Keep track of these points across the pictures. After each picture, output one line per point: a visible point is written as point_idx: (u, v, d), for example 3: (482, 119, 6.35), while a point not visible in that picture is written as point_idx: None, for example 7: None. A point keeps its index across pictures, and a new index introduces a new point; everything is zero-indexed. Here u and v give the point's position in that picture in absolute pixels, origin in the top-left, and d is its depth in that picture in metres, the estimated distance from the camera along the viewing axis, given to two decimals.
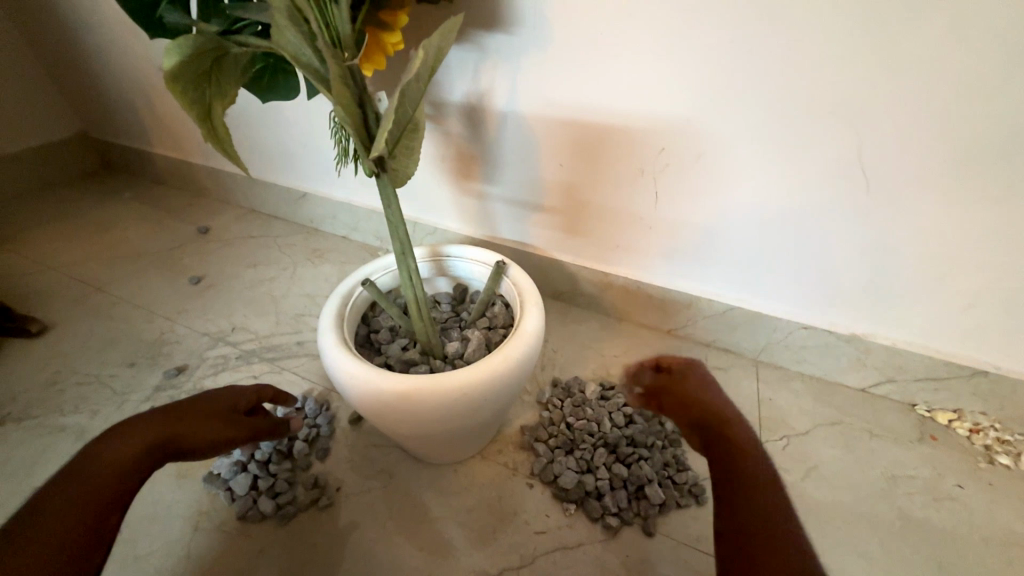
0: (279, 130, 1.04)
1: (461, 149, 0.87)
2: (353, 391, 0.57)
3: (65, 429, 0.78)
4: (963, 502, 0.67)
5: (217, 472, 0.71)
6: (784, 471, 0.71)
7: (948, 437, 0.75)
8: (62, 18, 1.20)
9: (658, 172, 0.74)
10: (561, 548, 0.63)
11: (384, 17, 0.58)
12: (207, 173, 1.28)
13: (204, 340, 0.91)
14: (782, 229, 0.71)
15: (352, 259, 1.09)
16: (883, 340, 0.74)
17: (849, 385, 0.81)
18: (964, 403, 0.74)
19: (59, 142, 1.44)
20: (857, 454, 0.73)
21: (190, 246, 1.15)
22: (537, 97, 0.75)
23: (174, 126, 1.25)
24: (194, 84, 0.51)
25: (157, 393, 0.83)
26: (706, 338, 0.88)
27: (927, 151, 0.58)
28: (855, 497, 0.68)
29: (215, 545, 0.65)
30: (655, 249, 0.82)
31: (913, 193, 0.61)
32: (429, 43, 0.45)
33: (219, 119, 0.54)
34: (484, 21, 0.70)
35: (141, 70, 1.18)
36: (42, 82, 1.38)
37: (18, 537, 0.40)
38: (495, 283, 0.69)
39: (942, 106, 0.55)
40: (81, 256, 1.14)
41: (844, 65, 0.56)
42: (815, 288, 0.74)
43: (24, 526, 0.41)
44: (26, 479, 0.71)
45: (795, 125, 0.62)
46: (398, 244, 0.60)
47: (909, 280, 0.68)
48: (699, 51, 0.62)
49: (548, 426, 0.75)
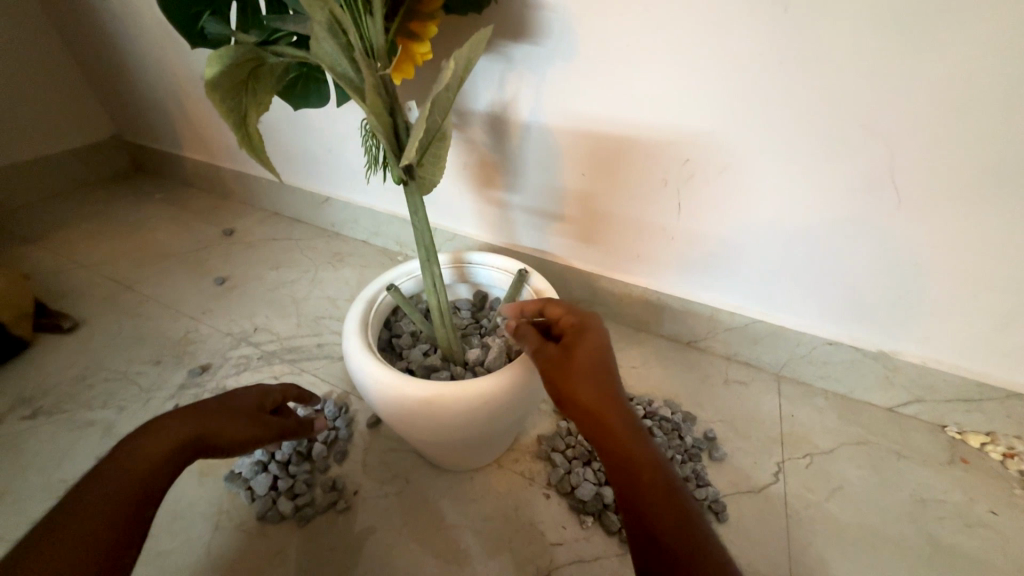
0: (305, 136, 1.07)
1: (484, 158, 0.88)
2: (376, 396, 0.58)
3: (93, 423, 0.80)
4: (997, 529, 0.65)
5: (238, 471, 0.72)
6: (807, 490, 0.70)
7: (980, 461, 0.72)
8: (103, 27, 1.26)
9: (682, 182, 0.73)
10: (578, 561, 0.62)
11: (414, 28, 0.59)
12: (233, 176, 1.31)
13: (227, 340, 0.93)
14: (808, 243, 0.70)
15: (372, 264, 1.10)
16: (912, 358, 0.72)
17: (875, 403, 0.79)
18: (997, 426, 0.72)
19: (93, 144, 1.49)
20: (884, 475, 0.71)
21: (215, 248, 1.18)
22: (560, 108, 0.75)
23: (204, 131, 1.28)
24: (231, 92, 0.53)
25: (182, 391, 0.84)
26: (726, 351, 0.87)
27: (961, 166, 0.57)
28: (882, 520, 0.66)
29: (234, 544, 0.66)
30: (676, 260, 0.82)
31: (945, 209, 0.60)
32: (460, 54, 0.45)
33: (254, 126, 0.55)
34: (512, 33, 0.71)
35: (175, 78, 1.23)
36: (81, 88, 1.44)
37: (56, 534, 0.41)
38: (516, 291, 0.69)
39: (975, 122, 0.54)
40: (111, 255, 1.18)
41: (874, 80, 0.56)
42: (840, 303, 0.73)
43: (58, 523, 0.42)
44: (56, 472, 0.73)
45: (824, 138, 0.62)
46: (423, 250, 0.60)
47: (940, 297, 0.66)
48: (725, 64, 0.62)
49: (566, 437, 0.74)
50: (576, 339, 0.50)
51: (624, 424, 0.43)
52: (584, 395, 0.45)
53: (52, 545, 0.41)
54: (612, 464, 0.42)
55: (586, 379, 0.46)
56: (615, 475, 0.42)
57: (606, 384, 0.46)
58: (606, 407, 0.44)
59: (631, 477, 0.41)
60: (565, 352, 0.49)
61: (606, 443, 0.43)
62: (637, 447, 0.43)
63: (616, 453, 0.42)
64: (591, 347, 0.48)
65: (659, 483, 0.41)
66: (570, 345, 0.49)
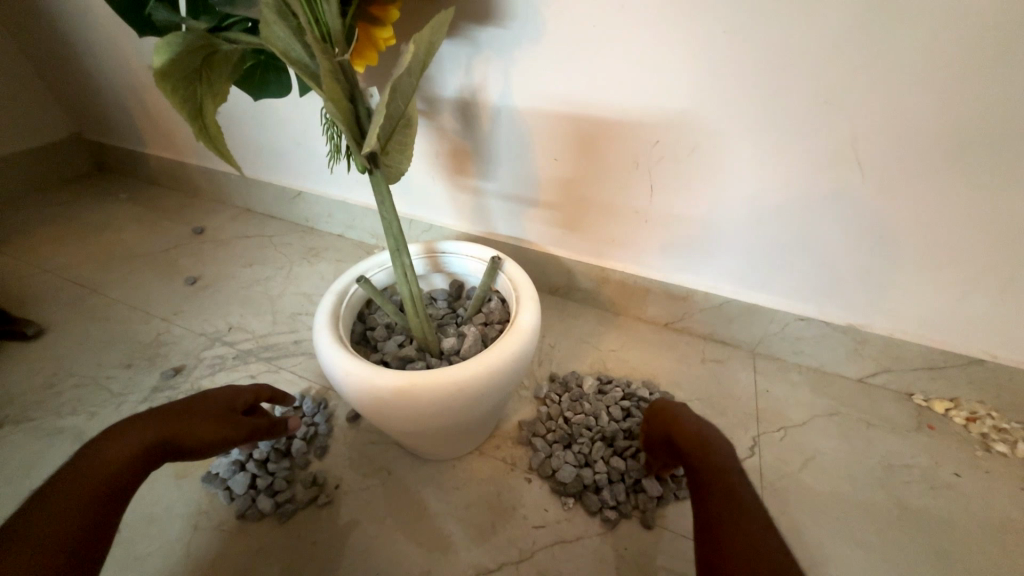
0: (272, 129, 1.04)
1: (455, 145, 0.86)
2: (351, 389, 0.57)
3: (63, 430, 0.78)
4: (960, 490, 0.68)
5: (215, 472, 0.71)
6: (782, 462, 0.72)
7: (946, 426, 0.75)
8: (52, 21, 1.20)
9: (653, 164, 0.73)
10: (560, 542, 0.63)
11: (375, 12, 0.57)
12: (202, 173, 1.27)
13: (201, 340, 0.91)
14: (777, 221, 0.71)
15: (348, 257, 1.09)
16: (879, 330, 0.75)
17: (846, 375, 0.81)
18: (960, 392, 0.75)
19: (52, 143, 1.43)
20: (854, 444, 0.73)
21: (185, 247, 1.15)
22: (531, 92, 0.74)
23: (167, 127, 1.24)
24: (184, 81, 0.50)
25: (156, 393, 0.83)
26: (703, 331, 0.88)
27: (921, 140, 0.58)
28: (852, 486, 0.69)
29: (214, 544, 0.65)
30: (650, 242, 0.82)
31: (907, 184, 0.61)
32: (421, 37, 0.44)
33: (212, 116, 0.52)
34: (476, 15, 0.70)
35: (134, 73, 1.18)
36: (34, 86, 1.38)
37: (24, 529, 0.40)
38: (490, 278, 0.69)
39: (934, 96, 0.55)
40: (75, 258, 1.13)
41: (835, 56, 0.56)
42: (811, 279, 0.74)
43: (25, 521, 0.41)
44: (25, 481, 0.71)
45: (789, 116, 0.62)
46: (392, 240, 0.59)
47: (903, 270, 0.68)
48: (692, 42, 0.61)
49: (546, 421, 0.75)
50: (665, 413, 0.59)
51: (715, 452, 0.52)
52: (687, 436, 0.55)
53: (14, 542, 0.39)
54: (698, 475, 0.51)
55: (681, 426, 0.56)
56: (699, 481, 0.51)
57: (698, 430, 0.55)
58: (702, 441, 0.54)
59: (707, 483, 0.49)
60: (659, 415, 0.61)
61: (693, 462, 0.53)
62: (722, 464, 0.50)
63: (703, 470, 0.51)
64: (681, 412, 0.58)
65: (731, 494, 0.47)
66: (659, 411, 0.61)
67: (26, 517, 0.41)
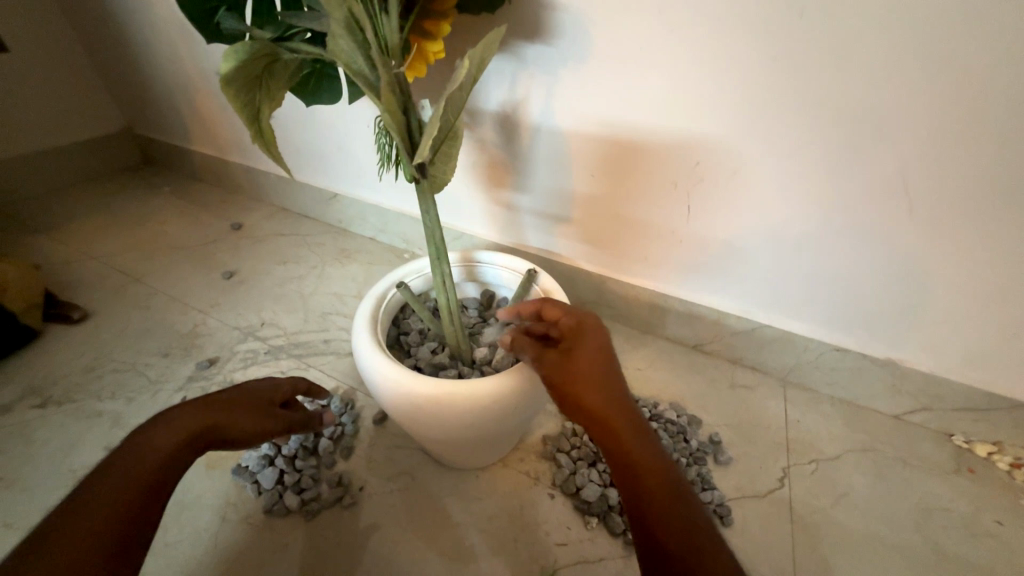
0: (314, 132, 1.07)
1: (494, 157, 0.88)
2: (385, 395, 0.58)
3: (102, 414, 0.80)
4: (1004, 540, 0.64)
5: (245, 465, 0.72)
6: (813, 496, 0.70)
7: (988, 471, 0.72)
8: (116, 23, 1.27)
9: (691, 185, 0.73)
10: (582, 561, 0.63)
11: (427, 27, 0.59)
12: (243, 171, 1.32)
13: (235, 334, 0.94)
14: (817, 249, 0.70)
15: (379, 260, 1.11)
16: (919, 367, 0.72)
17: (881, 410, 0.79)
18: (1005, 436, 0.72)
19: (104, 137, 1.51)
20: (889, 482, 0.71)
21: (223, 242, 1.19)
22: (573, 110, 0.75)
23: (214, 126, 1.29)
24: (246, 87, 0.52)
25: (190, 383, 0.85)
26: (733, 355, 0.87)
27: (976, 174, 0.57)
28: (887, 526, 0.66)
29: (241, 537, 0.66)
30: (682, 263, 0.82)
31: (957, 218, 0.60)
32: (475, 53, 0.45)
33: (267, 121, 0.54)
34: (525, 32, 0.71)
35: (186, 73, 1.24)
36: (93, 83, 1.46)
37: (83, 513, 0.42)
38: (524, 291, 0.69)
39: (991, 131, 0.54)
40: (119, 247, 1.18)
41: (891, 86, 0.56)
42: (850, 310, 0.73)
43: (50, 529, 0.41)
44: (66, 461, 0.74)
45: (838, 145, 0.61)
46: (434, 249, 0.60)
47: (950, 306, 0.66)
48: (741, 65, 0.61)
49: (571, 437, 0.74)
50: (575, 343, 0.50)
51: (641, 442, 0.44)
52: (588, 399, 0.46)
53: (58, 543, 0.40)
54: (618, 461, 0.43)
55: (589, 382, 0.47)
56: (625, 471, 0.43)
57: (608, 382, 0.47)
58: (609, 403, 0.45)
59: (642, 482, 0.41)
60: (567, 356, 0.50)
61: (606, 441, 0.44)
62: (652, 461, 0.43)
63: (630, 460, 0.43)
64: (598, 338, 0.50)
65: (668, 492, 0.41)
66: (570, 348, 0.50)
67: (59, 522, 0.41)
